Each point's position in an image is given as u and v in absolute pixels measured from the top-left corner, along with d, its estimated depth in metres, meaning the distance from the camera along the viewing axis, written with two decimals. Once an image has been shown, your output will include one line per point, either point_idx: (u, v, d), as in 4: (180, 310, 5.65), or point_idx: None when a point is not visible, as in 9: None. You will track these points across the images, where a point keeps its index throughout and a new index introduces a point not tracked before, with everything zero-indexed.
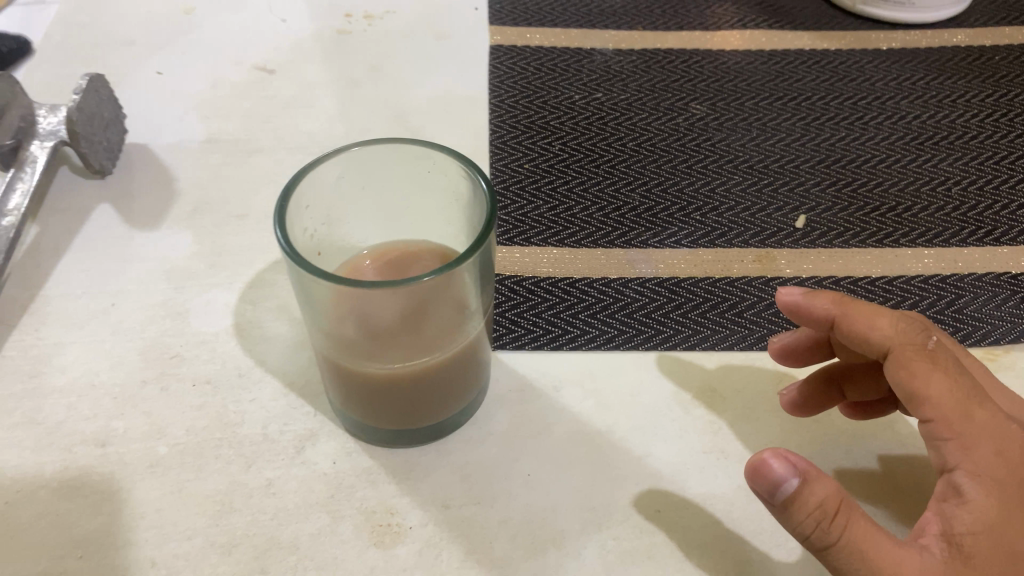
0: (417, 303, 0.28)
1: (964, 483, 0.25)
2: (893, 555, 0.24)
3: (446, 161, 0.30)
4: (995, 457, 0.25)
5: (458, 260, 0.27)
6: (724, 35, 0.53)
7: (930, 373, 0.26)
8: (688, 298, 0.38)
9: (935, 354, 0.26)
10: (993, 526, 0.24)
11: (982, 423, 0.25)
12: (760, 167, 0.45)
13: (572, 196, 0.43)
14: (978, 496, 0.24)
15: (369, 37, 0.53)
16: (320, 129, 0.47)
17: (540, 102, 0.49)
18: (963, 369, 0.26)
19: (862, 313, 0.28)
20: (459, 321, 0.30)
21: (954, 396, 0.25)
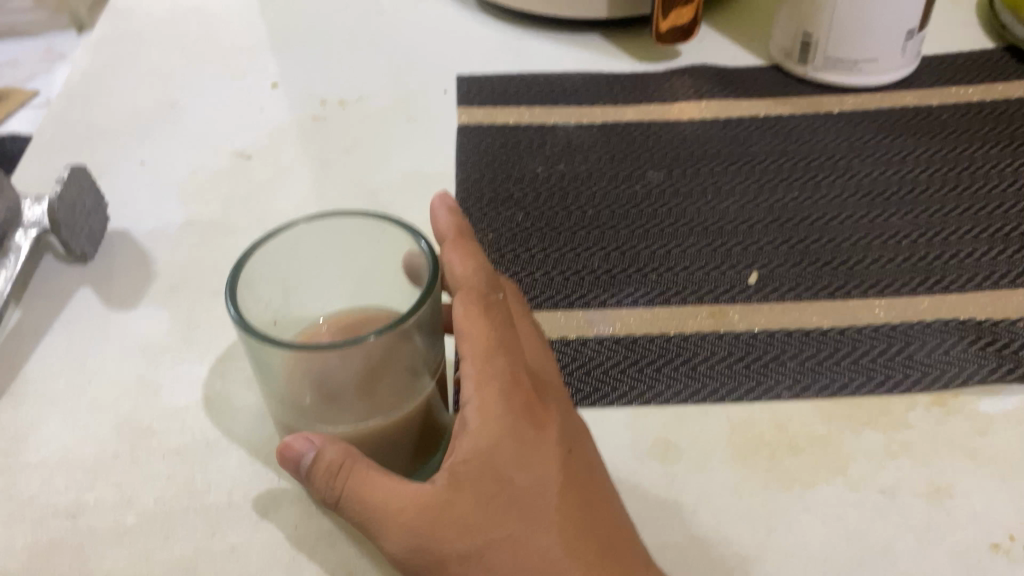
0: (364, 365, 0.29)
1: (470, 416, 0.29)
2: (390, 488, 0.28)
3: (394, 230, 0.32)
4: (490, 398, 0.29)
5: (400, 320, 0.28)
6: (682, 107, 0.56)
7: (476, 317, 0.30)
8: (644, 354, 0.40)
9: (489, 302, 0.30)
10: (482, 451, 0.28)
11: (496, 365, 0.29)
12: (715, 228, 0.47)
13: (532, 262, 0.45)
14: (483, 422, 0.28)
15: (344, 121, 0.56)
16: (294, 208, 0.49)
17: (504, 176, 0.51)
18: (506, 323, 0.30)
19: (458, 253, 0.32)
20: (410, 382, 0.31)
21: (482, 334, 0.29)
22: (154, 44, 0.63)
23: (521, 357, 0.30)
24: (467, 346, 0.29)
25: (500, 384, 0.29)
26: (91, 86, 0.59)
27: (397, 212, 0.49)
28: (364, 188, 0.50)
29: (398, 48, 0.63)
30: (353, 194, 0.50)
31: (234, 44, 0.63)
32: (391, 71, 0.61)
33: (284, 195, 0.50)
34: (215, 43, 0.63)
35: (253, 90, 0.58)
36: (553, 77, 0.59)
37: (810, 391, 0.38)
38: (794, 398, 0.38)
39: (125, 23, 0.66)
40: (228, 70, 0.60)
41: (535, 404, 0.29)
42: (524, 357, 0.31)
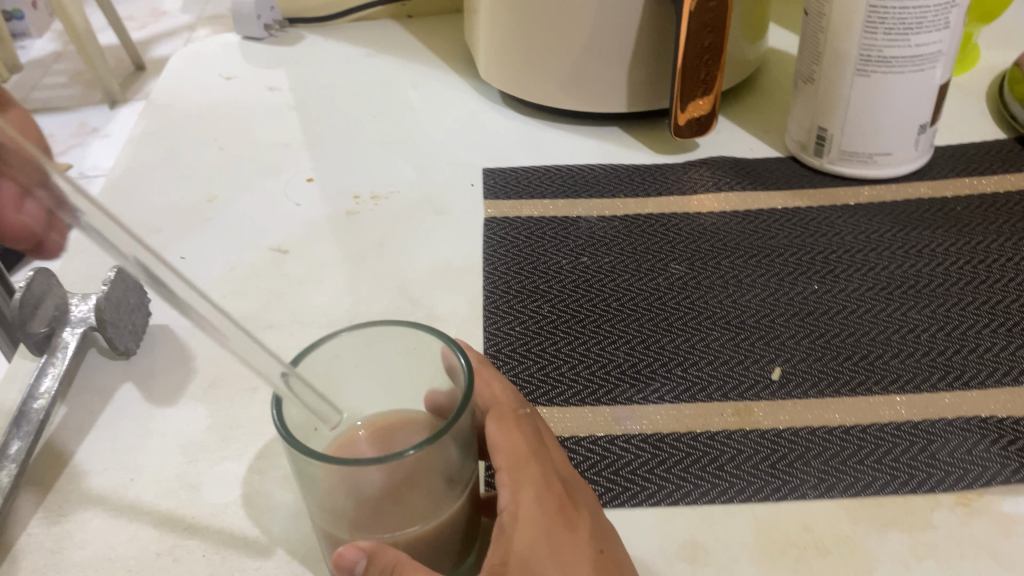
0: (406, 476, 0.30)
1: (506, 520, 0.30)
2: None
3: (431, 339, 0.33)
4: (526, 502, 0.30)
5: (436, 436, 0.30)
6: (701, 199, 0.58)
7: (508, 429, 0.31)
8: (671, 453, 0.40)
9: (519, 417, 0.32)
10: (520, 552, 0.29)
11: (530, 471, 0.30)
12: (738, 322, 0.48)
13: (559, 356, 0.46)
14: (519, 525, 0.29)
15: (374, 215, 0.58)
16: (327, 303, 0.50)
17: (529, 268, 0.52)
18: (536, 436, 0.32)
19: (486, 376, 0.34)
20: (443, 492, 0.32)
21: (515, 446, 0.31)
22: (193, 139, 0.66)
23: (551, 467, 0.31)
24: (501, 457, 0.31)
25: (535, 488, 0.30)
26: (133, 182, 0.62)
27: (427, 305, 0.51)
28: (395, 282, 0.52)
29: (426, 142, 0.65)
30: (384, 289, 0.52)
31: (268, 139, 0.66)
32: (419, 164, 0.63)
33: (318, 291, 0.52)
34: (251, 138, 0.66)
35: (288, 184, 0.61)
36: (575, 169, 0.61)
37: (835, 490, 0.38)
38: (819, 498, 0.38)
39: (165, 119, 0.69)
40: (263, 165, 0.63)
41: (567, 507, 0.30)
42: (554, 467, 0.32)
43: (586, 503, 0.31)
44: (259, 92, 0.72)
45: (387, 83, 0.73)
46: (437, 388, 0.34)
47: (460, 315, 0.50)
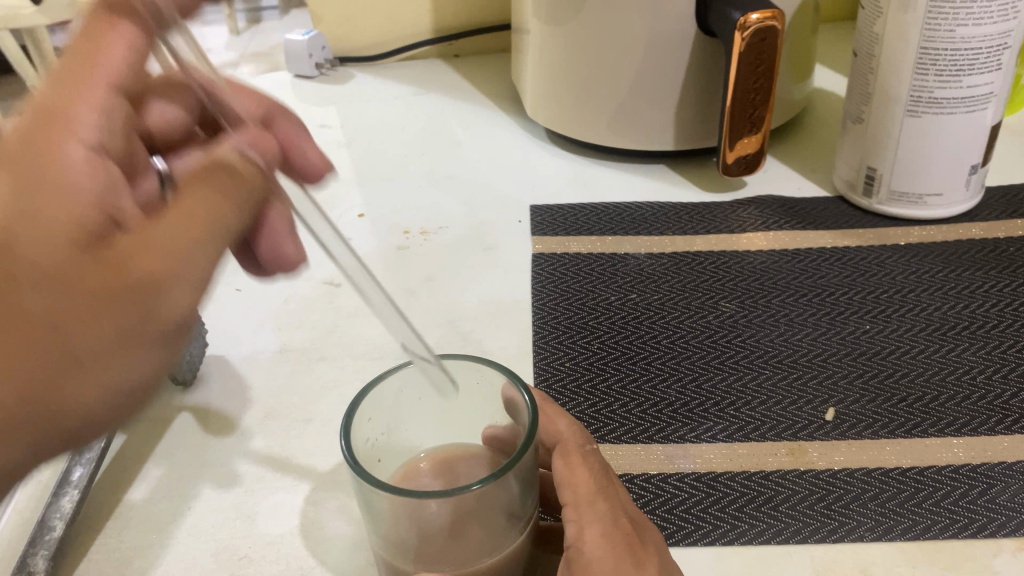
0: (466, 512, 0.30)
1: (575, 559, 0.29)
2: None
3: (495, 374, 0.33)
4: (595, 540, 0.29)
5: (502, 470, 0.30)
6: (750, 237, 0.58)
7: (577, 466, 0.31)
8: (726, 493, 0.40)
9: (586, 453, 0.32)
10: None
11: (598, 509, 0.30)
12: (789, 362, 0.48)
13: (611, 393, 0.46)
14: (587, 563, 0.29)
15: (425, 251, 0.59)
16: (379, 337, 0.51)
17: (578, 304, 0.53)
18: (605, 473, 0.32)
19: (551, 413, 0.34)
20: (506, 529, 0.32)
21: (583, 484, 0.31)
22: None
23: (621, 504, 0.31)
24: (569, 494, 0.31)
25: (602, 526, 0.30)
26: None
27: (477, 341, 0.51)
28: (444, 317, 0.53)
29: (474, 179, 0.66)
30: (434, 324, 0.52)
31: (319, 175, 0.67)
32: (467, 201, 0.64)
33: (370, 324, 0.52)
34: None
35: (339, 219, 0.62)
36: (623, 207, 0.62)
37: (893, 533, 0.38)
38: (877, 541, 0.38)
39: None
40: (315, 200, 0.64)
41: (637, 544, 0.29)
42: (625, 504, 0.31)
43: (654, 543, 0.30)
44: (310, 128, 0.74)
45: (435, 121, 0.74)
46: (497, 424, 0.34)
47: (509, 350, 0.50)
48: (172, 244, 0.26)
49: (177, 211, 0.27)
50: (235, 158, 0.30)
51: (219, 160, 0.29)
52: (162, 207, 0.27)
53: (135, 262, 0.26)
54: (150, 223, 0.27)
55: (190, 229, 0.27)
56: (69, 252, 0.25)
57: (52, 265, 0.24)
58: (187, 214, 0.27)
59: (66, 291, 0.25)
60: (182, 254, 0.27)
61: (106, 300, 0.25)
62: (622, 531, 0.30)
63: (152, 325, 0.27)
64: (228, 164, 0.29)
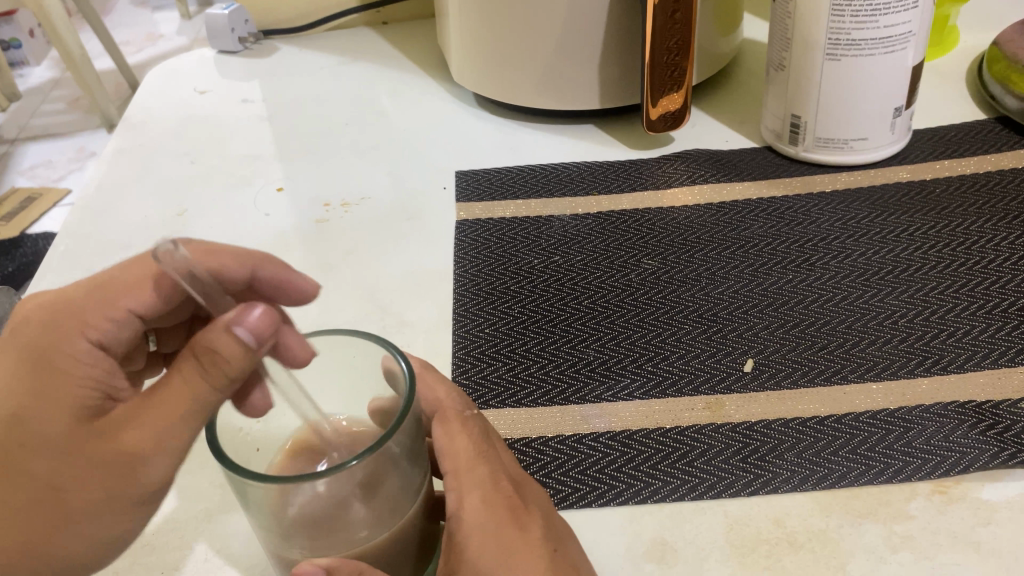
0: (351, 495, 0.29)
1: (457, 528, 0.29)
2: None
3: (368, 344, 0.32)
4: (478, 505, 0.29)
5: (380, 441, 0.28)
6: (676, 192, 0.57)
7: (457, 433, 0.31)
8: (641, 450, 0.39)
9: (467, 418, 0.32)
10: (475, 556, 0.28)
11: (480, 474, 0.30)
12: (711, 315, 0.47)
13: (528, 356, 0.45)
14: (470, 530, 0.29)
15: (345, 224, 0.57)
16: (295, 314, 0.50)
17: (500, 269, 0.52)
18: (486, 437, 0.31)
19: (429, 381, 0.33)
20: (393, 503, 0.31)
21: (464, 450, 0.31)
22: (165, 154, 0.66)
23: (504, 466, 0.31)
24: (451, 462, 0.31)
25: (484, 491, 0.29)
26: (105, 201, 0.61)
27: (395, 312, 0.50)
28: (363, 291, 0.51)
29: (399, 150, 0.65)
30: (352, 297, 0.51)
31: (241, 152, 0.65)
32: (392, 171, 0.62)
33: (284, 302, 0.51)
34: (224, 151, 0.65)
35: (259, 195, 0.60)
36: (550, 169, 0.60)
37: (807, 483, 0.37)
38: (792, 491, 0.37)
39: (138, 136, 0.69)
40: (236, 178, 0.62)
41: (520, 507, 0.30)
42: (507, 466, 0.31)
43: (538, 502, 0.30)
44: (232, 105, 0.72)
45: (362, 92, 0.72)
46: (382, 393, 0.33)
47: (429, 320, 0.49)
48: (155, 426, 0.29)
49: (165, 398, 0.29)
50: (220, 326, 0.28)
51: (208, 342, 0.28)
52: (151, 394, 0.29)
53: (131, 435, 0.29)
54: (140, 406, 0.29)
55: (165, 421, 0.29)
56: (86, 423, 0.29)
57: (57, 435, 0.29)
58: (170, 400, 0.29)
59: (65, 462, 0.29)
60: (157, 431, 0.29)
61: (93, 467, 0.29)
62: (505, 493, 0.30)
63: (132, 488, 0.30)
64: (211, 342, 0.28)
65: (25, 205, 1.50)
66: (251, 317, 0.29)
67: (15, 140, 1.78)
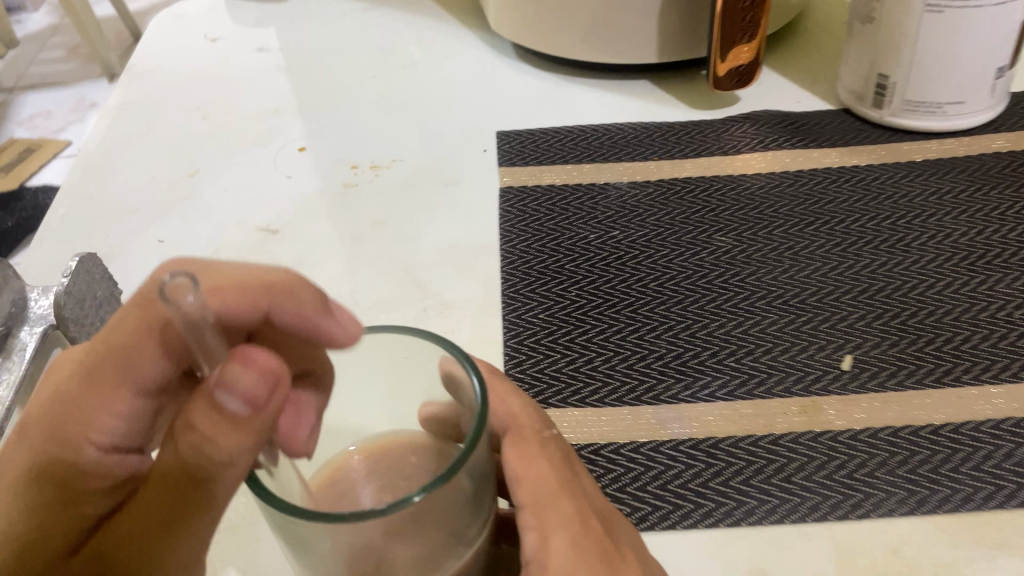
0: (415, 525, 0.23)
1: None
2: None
3: (425, 344, 0.26)
4: (564, 549, 0.24)
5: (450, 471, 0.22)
6: (746, 158, 0.51)
7: (536, 457, 0.26)
8: (730, 463, 0.34)
9: (546, 440, 0.26)
10: None
11: (564, 510, 0.25)
12: (797, 302, 0.41)
13: (591, 347, 0.39)
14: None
15: (375, 189, 0.51)
16: (323, 293, 0.44)
17: (552, 244, 0.46)
18: (569, 463, 0.26)
19: (499, 391, 0.27)
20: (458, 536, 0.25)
21: (545, 480, 0.25)
22: (173, 108, 0.60)
23: (591, 500, 0.26)
24: (528, 493, 0.25)
25: (571, 532, 0.24)
26: (107, 161, 0.55)
27: (436, 291, 0.44)
28: (398, 267, 0.46)
29: (432, 106, 0.58)
30: (388, 274, 0.45)
31: (257, 106, 0.59)
32: (425, 130, 0.56)
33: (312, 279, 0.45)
34: (238, 106, 0.59)
35: (278, 155, 0.54)
36: (602, 130, 0.54)
37: (927, 506, 0.32)
38: (909, 515, 0.32)
39: (143, 88, 0.62)
40: (252, 136, 0.56)
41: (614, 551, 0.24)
42: (593, 499, 0.26)
43: (631, 543, 0.25)
44: (246, 54, 0.65)
45: (387, 42, 0.66)
46: (430, 400, 0.28)
47: (475, 301, 0.43)
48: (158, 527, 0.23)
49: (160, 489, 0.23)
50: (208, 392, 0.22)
51: (194, 421, 0.22)
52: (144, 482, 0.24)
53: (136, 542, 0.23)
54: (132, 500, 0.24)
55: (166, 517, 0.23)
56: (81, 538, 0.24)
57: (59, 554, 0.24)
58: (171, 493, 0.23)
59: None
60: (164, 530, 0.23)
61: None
62: (595, 534, 0.24)
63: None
64: (192, 419, 0.22)
65: (25, 157, 1.43)
66: (237, 377, 0.21)
67: (13, 89, 1.70)
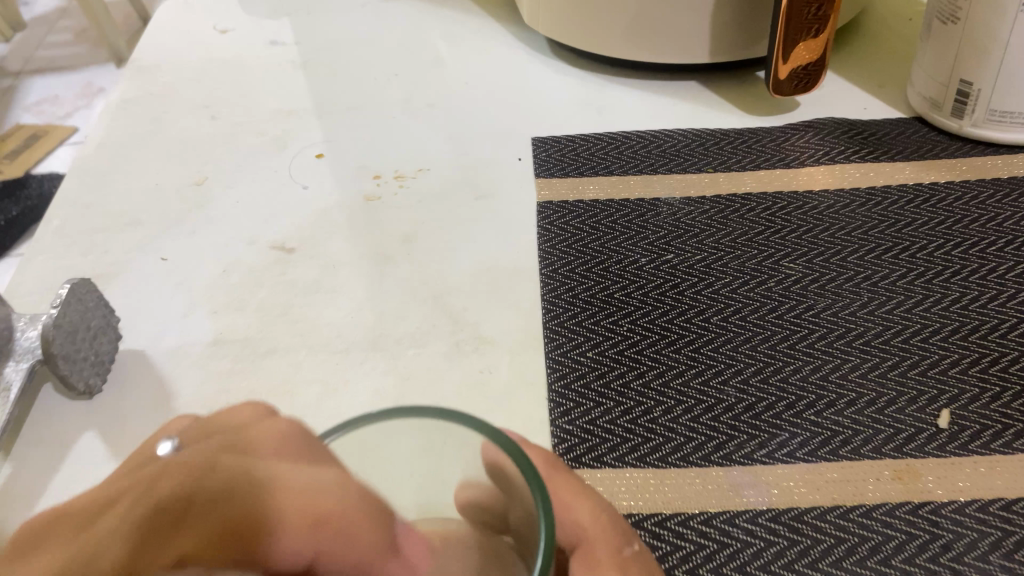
0: None
1: None
2: None
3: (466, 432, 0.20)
4: None
5: None
6: (811, 172, 0.46)
7: None
8: (817, 541, 0.29)
9: (627, 562, 0.23)
10: None
11: None
12: (881, 343, 0.36)
13: (650, 394, 0.35)
14: None
15: (401, 202, 0.46)
16: (344, 322, 0.39)
17: (599, 269, 0.41)
18: None
19: (569, 490, 0.23)
20: None
21: None
22: (180, 106, 0.55)
23: None
24: None
25: None
26: (108, 163, 0.51)
27: (468, 319, 0.39)
28: (425, 289, 0.41)
29: (461, 107, 0.54)
30: (413, 297, 0.40)
31: (270, 105, 0.54)
32: (455, 135, 0.51)
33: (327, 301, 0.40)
34: (250, 105, 0.55)
35: (293, 162, 0.49)
36: (649, 137, 0.49)
37: None
38: None
39: (148, 83, 0.58)
40: (265, 139, 0.51)
41: None
42: None
43: None
44: (259, 48, 0.60)
45: (411, 36, 0.61)
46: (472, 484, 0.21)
47: (513, 332, 0.38)
48: None
49: None
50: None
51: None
52: None
53: None
54: None
55: None
56: None
57: None
58: None
59: None
60: None
61: None
62: None
63: None
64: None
65: (30, 145, 1.39)
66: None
67: (19, 73, 1.66)
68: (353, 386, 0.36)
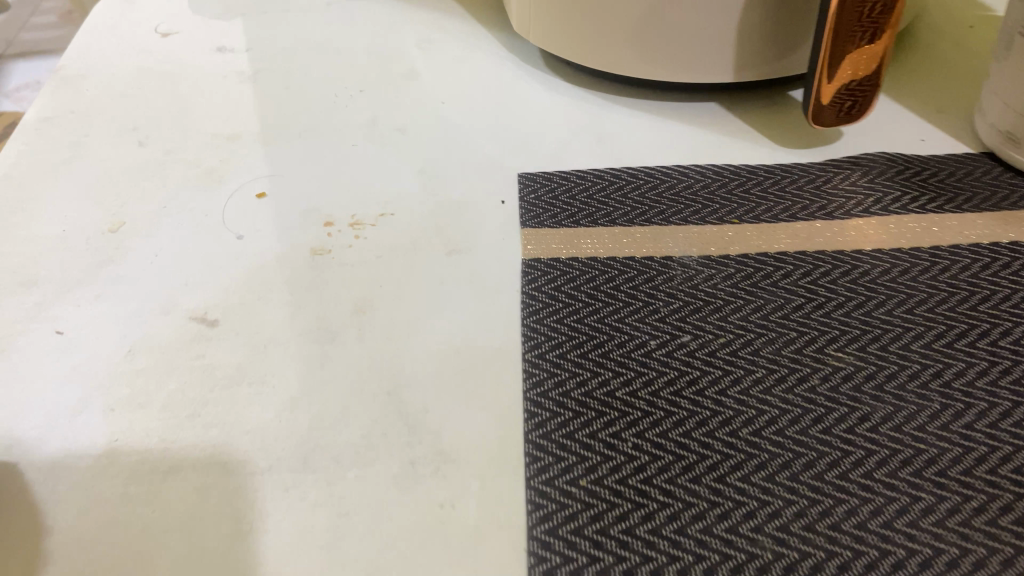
0: None
1: None
2: None
3: None
4: None
5: None
6: (858, 224, 0.37)
7: None
8: None
9: None
10: None
11: None
12: (960, 473, 0.28)
13: (659, 547, 0.27)
14: None
15: (355, 256, 0.38)
16: (272, 425, 0.31)
17: (597, 355, 0.33)
18: None
19: None
20: None
21: None
22: (105, 127, 0.47)
23: None
24: None
25: None
26: (9, 197, 0.42)
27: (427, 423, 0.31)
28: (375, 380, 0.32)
29: (435, 131, 0.45)
30: (359, 395, 0.32)
31: (209, 128, 0.46)
32: (425, 168, 0.43)
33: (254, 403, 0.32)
34: (186, 127, 0.46)
35: (229, 204, 0.41)
36: (660, 174, 0.41)
37: None
38: None
39: (71, 96, 0.49)
40: (199, 173, 0.43)
41: None
42: None
43: None
44: (203, 55, 0.52)
45: (383, 43, 0.53)
46: None
47: (484, 444, 0.30)
48: None
49: None
50: None
51: None
52: None
53: None
54: None
55: None
56: None
57: None
58: None
59: None
60: None
61: None
62: None
63: None
64: None
65: None
66: None
67: None
68: (275, 523, 0.28)
